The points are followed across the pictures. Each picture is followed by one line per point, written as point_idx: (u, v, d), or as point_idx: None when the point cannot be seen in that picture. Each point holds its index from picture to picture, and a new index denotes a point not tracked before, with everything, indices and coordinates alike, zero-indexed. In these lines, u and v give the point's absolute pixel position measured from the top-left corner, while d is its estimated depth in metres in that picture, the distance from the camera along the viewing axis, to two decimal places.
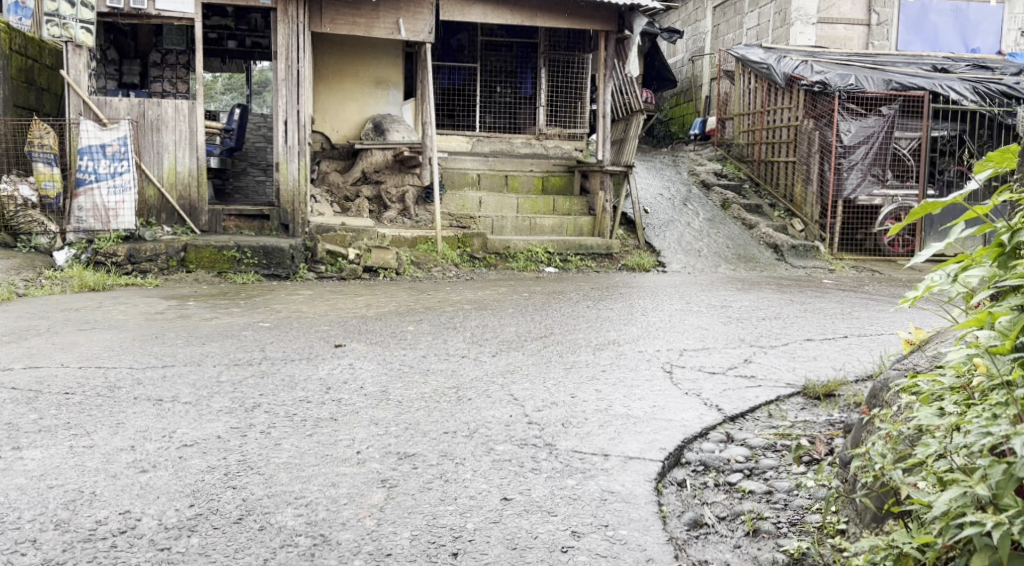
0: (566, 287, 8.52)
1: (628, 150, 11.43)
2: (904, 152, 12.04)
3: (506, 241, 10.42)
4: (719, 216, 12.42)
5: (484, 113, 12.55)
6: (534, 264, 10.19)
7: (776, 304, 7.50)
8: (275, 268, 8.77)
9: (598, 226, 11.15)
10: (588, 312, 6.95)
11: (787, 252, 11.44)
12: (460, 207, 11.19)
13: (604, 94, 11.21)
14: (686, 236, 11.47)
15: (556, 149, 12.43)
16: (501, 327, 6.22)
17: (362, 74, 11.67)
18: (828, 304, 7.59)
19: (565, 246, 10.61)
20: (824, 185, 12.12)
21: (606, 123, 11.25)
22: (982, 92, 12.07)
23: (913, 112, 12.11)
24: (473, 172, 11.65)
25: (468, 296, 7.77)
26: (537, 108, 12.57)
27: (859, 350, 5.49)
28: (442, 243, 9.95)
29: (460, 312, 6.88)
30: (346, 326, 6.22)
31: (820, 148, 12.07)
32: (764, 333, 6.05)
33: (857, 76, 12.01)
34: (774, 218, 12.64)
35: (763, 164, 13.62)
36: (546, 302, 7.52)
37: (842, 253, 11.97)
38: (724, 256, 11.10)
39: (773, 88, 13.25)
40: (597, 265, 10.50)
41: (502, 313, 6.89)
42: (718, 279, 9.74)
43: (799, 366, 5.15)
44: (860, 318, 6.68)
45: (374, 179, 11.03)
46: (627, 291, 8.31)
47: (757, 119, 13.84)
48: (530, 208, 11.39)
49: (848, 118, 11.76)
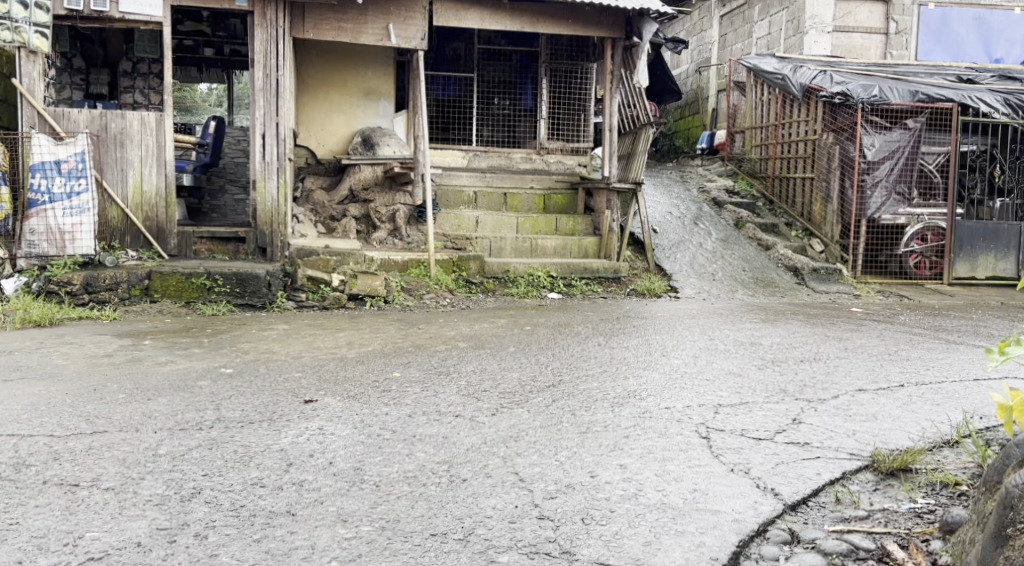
0: (572, 319, 7.67)
1: (636, 166, 10.58)
2: (931, 168, 11.27)
3: (504, 263, 9.55)
4: (733, 236, 11.59)
5: (482, 126, 11.69)
6: (535, 289, 9.36)
7: (811, 341, 6.66)
8: (249, 298, 7.92)
9: (604, 247, 10.31)
10: (601, 352, 6.09)
11: (808, 275, 10.65)
12: (455, 228, 10.36)
13: (610, 105, 10.40)
14: (699, 258, 10.65)
15: (557, 165, 11.73)
16: (502, 374, 5.37)
17: (350, 84, 10.84)
18: (868, 340, 6.76)
19: (564, 269, 9.72)
20: (845, 203, 11.32)
21: (612, 137, 10.44)
22: (1013, 103, 11.29)
23: (941, 125, 11.34)
24: (470, 190, 10.80)
25: (463, 331, 6.90)
26: (538, 121, 11.77)
27: (924, 408, 4.67)
28: (435, 267, 9.11)
29: (455, 352, 6.01)
30: (322, 373, 5.35)
31: (841, 163, 11.28)
32: (807, 383, 5.21)
33: (881, 87, 11.22)
34: (791, 238, 11.85)
35: (777, 180, 12.81)
36: (551, 338, 6.66)
37: (866, 277, 11.18)
38: (741, 279, 10.29)
39: (789, 100, 12.47)
40: (604, 290, 9.66)
41: (502, 352, 6.03)
42: (737, 307, 8.92)
43: (863, 430, 4.29)
44: (912, 362, 5.85)
45: (363, 197, 10.20)
46: (641, 323, 7.44)
47: (770, 132, 13.03)
48: (531, 228, 10.56)
49: (872, 131, 10.99)
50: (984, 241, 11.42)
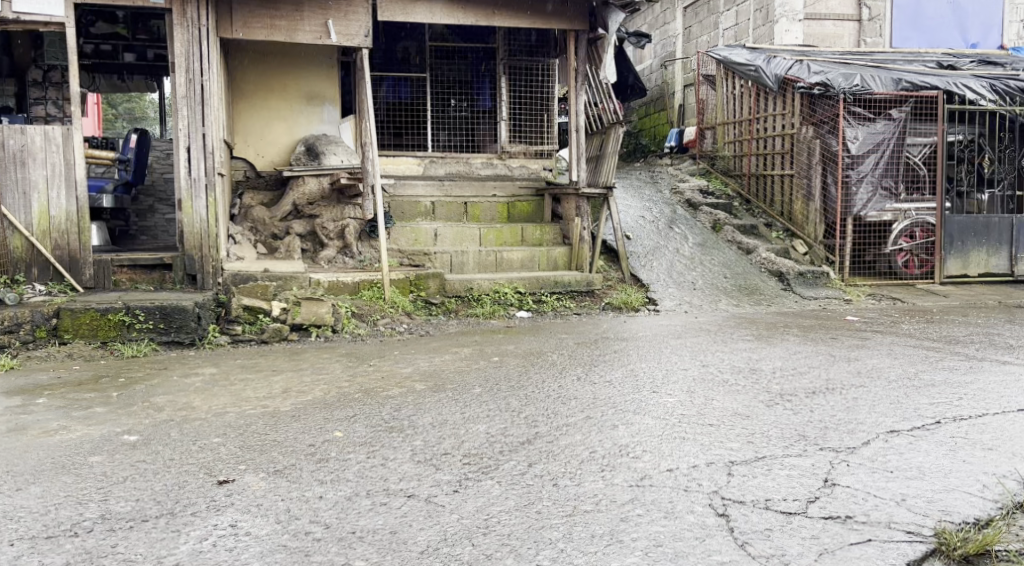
0: (545, 344, 6.74)
1: (607, 169, 9.73)
2: (916, 161, 10.61)
3: (467, 280, 8.64)
4: (711, 239, 10.81)
5: (437, 129, 10.77)
6: (503, 308, 8.48)
7: (817, 364, 5.87)
8: (175, 334, 6.94)
9: (573, 257, 9.46)
10: (581, 390, 5.19)
11: (795, 280, 9.90)
12: (412, 242, 9.43)
13: (576, 104, 9.53)
14: (676, 265, 9.82)
15: (521, 170, 10.87)
16: (467, 428, 4.47)
17: (291, 89, 9.88)
18: (881, 360, 5.98)
19: (533, 284, 8.82)
20: (828, 200, 10.60)
21: (580, 138, 9.59)
22: (1000, 89, 10.74)
23: (926, 115, 10.68)
24: (427, 201, 9.91)
25: (420, 367, 5.97)
26: (499, 123, 10.87)
27: (978, 457, 3.91)
28: (390, 288, 8.18)
29: (410, 399, 5.07)
30: (246, 435, 4.41)
31: (822, 158, 10.55)
32: (827, 424, 4.42)
33: (863, 76, 10.51)
34: (772, 240, 11.09)
35: (753, 178, 12.06)
36: (522, 371, 5.74)
37: (855, 278, 10.50)
38: (722, 287, 9.49)
39: (762, 93, 11.72)
40: (577, 306, 8.80)
41: (467, 396, 5.11)
42: (724, 320, 8.12)
43: (912, 488, 3.52)
44: (940, 390, 5.06)
45: (308, 212, 9.22)
46: (622, 347, 6.56)
47: (744, 127, 12.27)
48: (494, 240, 9.68)
49: (854, 123, 10.29)
50: (974, 236, 10.80)
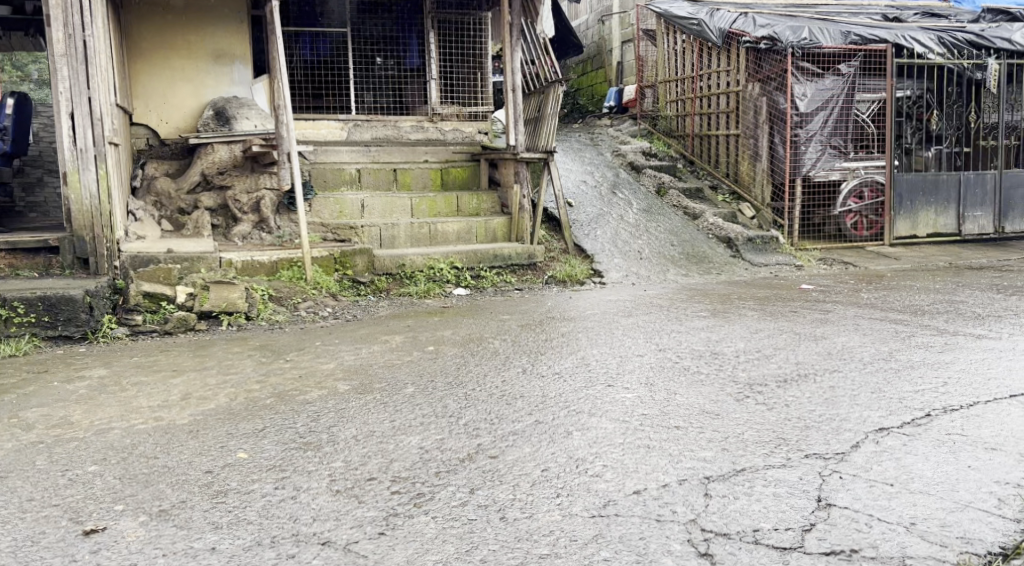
0: (485, 329, 6.08)
1: (546, 132, 9.05)
2: (864, 118, 10.20)
3: (399, 255, 7.92)
4: (656, 204, 10.26)
5: (362, 90, 9.94)
6: (438, 286, 7.80)
7: (783, 344, 5.38)
8: (62, 327, 6.08)
9: (513, 227, 8.81)
10: (528, 385, 4.57)
11: (744, 246, 9.43)
12: (336, 213, 8.63)
13: (512, 61, 8.71)
14: (622, 233, 9.24)
15: (454, 134, 10.07)
16: (396, 442, 3.81)
17: (194, 46, 8.92)
18: (850, 337, 5.51)
19: (470, 258, 8.14)
20: (776, 160, 10.15)
21: (517, 98, 8.79)
22: (947, 42, 10.35)
23: (875, 70, 10.25)
24: (352, 168, 9.08)
25: (345, 361, 5.26)
26: (428, 83, 10.08)
27: (988, 462, 3.42)
28: (312, 267, 7.42)
29: (332, 404, 4.38)
30: (129, 461, 3.66)
31: (769, 117, 10.07)
32: (810, 423, 3.89)
33: (810, 29, 9.96)
34: (719, 203, 10.61)
35: (697, 138, 11.53)
36: (460, 363, 5.08)
37: (804, 243, 10.12)
38: (670, 256, 8.97)
39: (705, 48, 11.13)
40: (519, 281, 8.18)
41: (396, 398, 4.44)
42: (676, 292, 7.60)
43: (920, 508, 3.03)
44: (922, 374, 4.60)
45: (219, 183, 8.33)
46: (570, 330, 5.95)
47: (686, 85, 11.70)
48: (427, 209, 8.95)
49: (803, 80, 9.79)
50: (922, 195, 10.49)
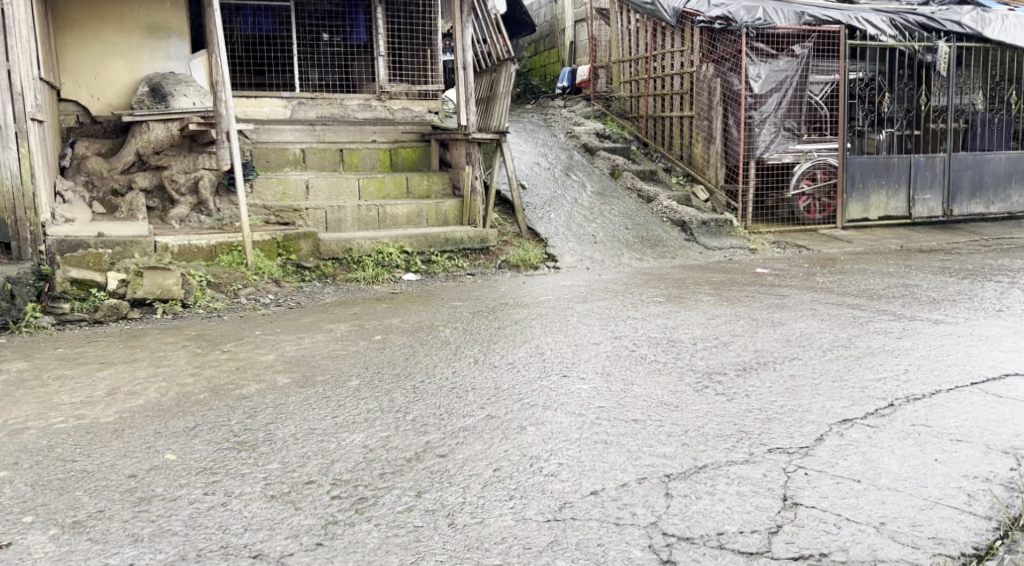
0: (435, 316, 5.85)
1: (498, 111, 8.80)
2: (817, 100, 10.15)
3: (345, 239, 7.63)
4: (610, 187, 10.09)
5: (306, 67, 9.54)
6: (387, 271, 7.54)
7: (740, 330, 5.25)
8: None
9: (464, 210, 8.56)
10: (479, 377, 4.35)
11: (698, 230, 9.31)
12: (279, 195, 8.29)
13: (462, 37, 8.41)
14: (576, 216, 9.06)
15: (403, 113, 9.76)
16: (338, 440, 3.57)
17: (127, 18, 8.47)
18: (807, 323, 5.40)
19: (420, 242, 7.89)
20: (730, 142, 10.04)
21: (468, 77, 8.51)
22: (899, 24, 10.32)
23: (828, 51, 10.19)
24: (296, 148, 8.71)
25: (286, 351, 4.99)
26: (377, 59, 9.72)
27: (954, 454, 3.31)
28: (253, 251, 7.10)
29: (271, 399, 4.11)
30: (45, 465, 3.37)
31: (723, 98, 9.95)
32: (772, 415, 3.74)
33: (765, 9, 9.83)
34: (673, 186, 10.49)
35: (650, 120, 11.38)
36: (407, 354, 4.84)
37: (757, 226, 10.05)
38: (625, 239, 8.82)
39: (659, 28, 10.95)
40: (470, 266, 7.94)
41: (339, 392, 4.19)
42: (631, 277, 7.44)
43: (889, 506, 2.89)
44: (883, 361, 4.50)
45: (154, 163, 7.92)
46: (523, 317, 5.75)
47: (640, 65, 11.54)
48: (375, 191, 8.66)
49: (757, 61, 9.68)
50: (874, 178, 10.49)
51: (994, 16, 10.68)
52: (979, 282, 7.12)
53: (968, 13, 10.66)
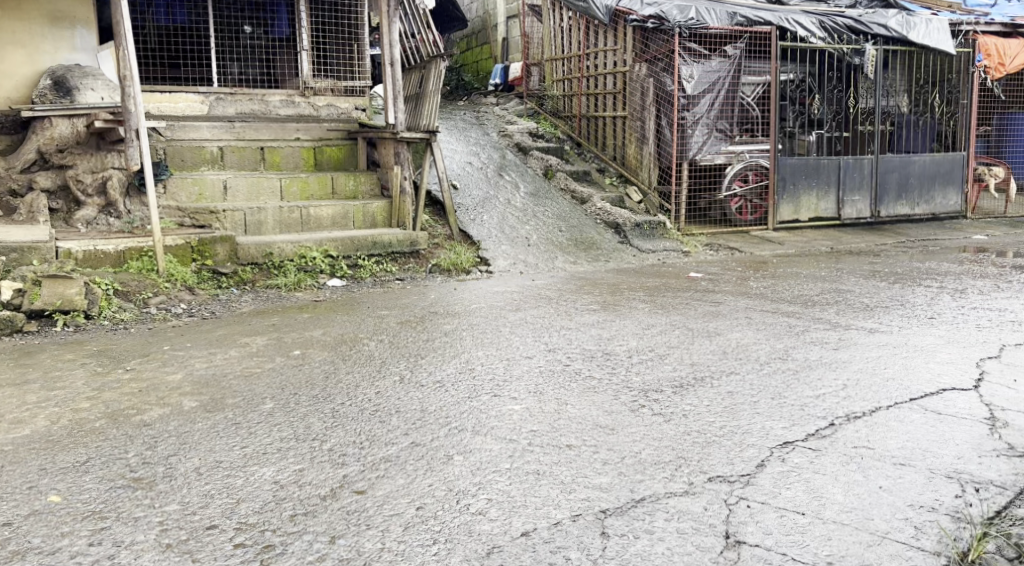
0: (358, 327, 5.54)
1: (427, 110, 8.50)
2: (749, 101, 10.12)
3: (266, 243, 7.24)
4: (542, 187, 9.90)
5: (226, 60, 9.17)
6: (310, 276, 7.18)
7: (676, 342, 5.07)
8: None
9: (393, 212, 8.25)
10: (404, 398, 4.08)
11: (632, 232, 9.18)
12: (195, 196, 7.86)
13: (389, 32, 8.08)
14: (509, 218, 8.82)
15: (328, 110, 9.38)
16: (246, 475, 3.27)
17: (28, 6, 7.91)
18: (744, 334, 5.25)
19: (346, 246, 7.55)
20: (662, 143, 9.95)
21: (395, 74, 8.19)
22: (829, 27, 10.36)
23: (759, 53, 10.16)
24: (213, 146, 8.27)
25: (195, 370, 4.63)
26: (300, 53, 9.32)
27: (901, 481, 3.18)
28: (165, 256, 6.68)
29: (175, 426, 3.77)
30: None
31: (656, 99, 9.84)
32: (712, 438, 3.57)
33: (698, 8, 9.73)
34: (607, 187, 10.35)
35: (584, 119, 11.22)
36: (328, 372, 4.53)
37: (690, 228, 9.98)
38: (558, 242, 8.62)
39: (592, 26, 10.79)
40: (399, 270, 7.64)
41: (251, 417, 3.87)
42: (564, 282, 7.24)
43: (835, 543, 2.75)
44: (822, 376, 4.37)
45: (57, 162, 7.37)
46: (452, 328, 5.47)
47: (572, 63, 11.37)
48: (298, 192, 8.28)
49: (689, 61, 9.59)
50: (804, 179, 10.52)
51: (918, 20, 10.74)
52: (909, 286, 7.11)
53: (894, 16, 10.69)
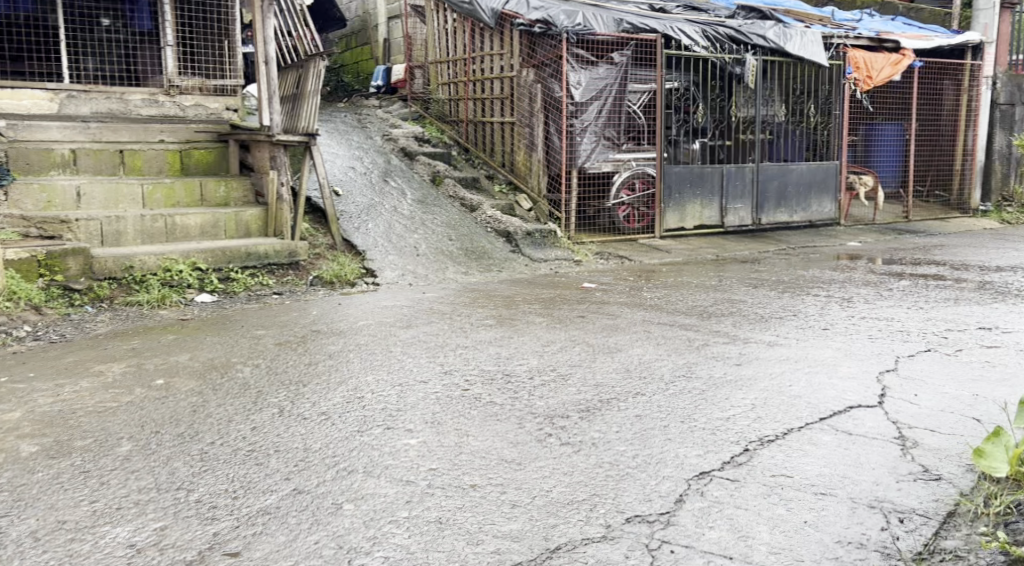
0: (230, 350, 5.02)
1: (306, 112, 7.98)
2: (636, 109, 10.06)
3: (126, 255, 6.58)
4: (429, 194, 9.52)
5: (79, 55, 8.36)
6: (178, 291, 6.56)
7: (577, 361, 4.81)
8: None
9: (268, 220, 7.70)
10: (286, 434, 3.65)
11: (522, 240, 8.93)
12: (43, 204, 7.08)
13: (262, 28, 7.53)
14: (395, 226, 8.40)
15: (196, 111, 8.70)
16: (97, 538, 2.80)
17: None
18: (644, 350, 5.05)
19: (216, 258, 6.96)
20: (551, 150, 9.75)
21: (270, 73, 7.65)
22: (711, 36, 10.43)
23: (645, 60, 10.10)
24: (65, 148, 7.52)
25: (38, 406, 4.03)
26: (164, 50, 8.70)
27: (825, 512, 3.02)
28: (7, 272, 5.94)
29: (9, 478, 3.22)
30: None
31: (544, 105, 9.64)
32: (627, 470, 3.31)
33: (584, 14, 9.59)
34: (496, 194, 10.08)
35: (470, 124, 10.93)
36: (196, 405, 4.03)
37: (580, 236, 9.83)
38: (448, 252, 8.26)
39: (477, 29, 10.50)
40: (277, 283, 7.10)
41: (103, 463, 3.35)
42: (455, 295, 6.89)
43: None
44: (731, 396, 4.20)
45: None
46: (338, 349, 5.03)
47: (457, 67, 11.05)
48: (163, 199, 7.62)
49: (577, 67, 9.43)
50: (689, 188, 10.56)
51: (794, 32, 10.99)
52: (799, 296, 7.13)
53: (771, 28, 10.92)
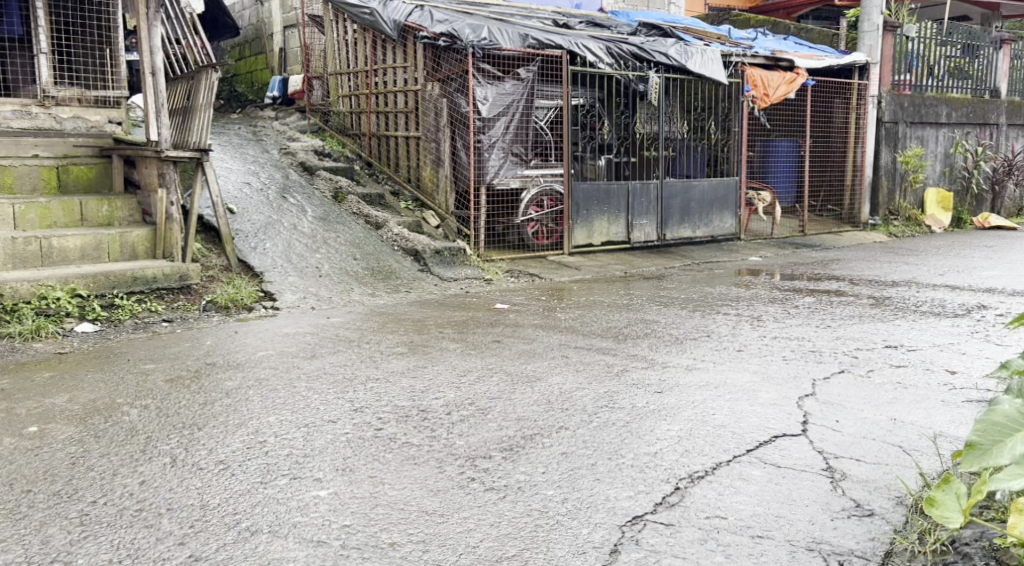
0: (114, 390, 4.57)
1: (197, 126, 7.52)
2: (543, 125, 9.95)
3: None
4: (330, 211, 9.16)
5: None
6: (55, 321, 6.02)
7: (495, 392, 4.57)
8: None
9: (157, 241, 7.21)
10: (181, 488, 3.29)
11: (430, 259, 8.67)
12: None
13: (149, 37, 7.05)
14: (295, 246, 8.01)
15: (74, 123, 8.09)
16: None
17: None
18: (563, 378, 4.85)
19: (98, 283, 6.45)
20: (457, 166, 9.53)
21: (158, 84, 7.17)
22: (615, 53, 10.44)
23: (551, 76, 10.00)
24: None
25: None
26: (37, 57, 7.98)
27: (766, 557, 2.90)
28: None
29: None
30: None
31: (450, 120, 9.42)
32: (559, 518, 3.11)
33: (489, 28, 9.45)
34: (401, 211, 9.79)
35: (373, 138, 10.60)
36: (75, 457, 3.60)
37: (489, 253, 9.63)
38: (352, 272, 7.93)
39: (379, 41, 10.21)
40: (168, 309, 6.63)
41: None
42: (362, 319, 6.56)
43: None
44: (657, 428, 4.05)
45: None
46: (236, 386, 4.64)
47: (358, 80, 10.71)
48: (38, 219, 7.04)
49: (483, 82, 9.25)
50: (596, 204, 10.51)
51: (694, 49, 11.13)
52: (710, 315, 7.10)
53: (672, 46, 11.03)
